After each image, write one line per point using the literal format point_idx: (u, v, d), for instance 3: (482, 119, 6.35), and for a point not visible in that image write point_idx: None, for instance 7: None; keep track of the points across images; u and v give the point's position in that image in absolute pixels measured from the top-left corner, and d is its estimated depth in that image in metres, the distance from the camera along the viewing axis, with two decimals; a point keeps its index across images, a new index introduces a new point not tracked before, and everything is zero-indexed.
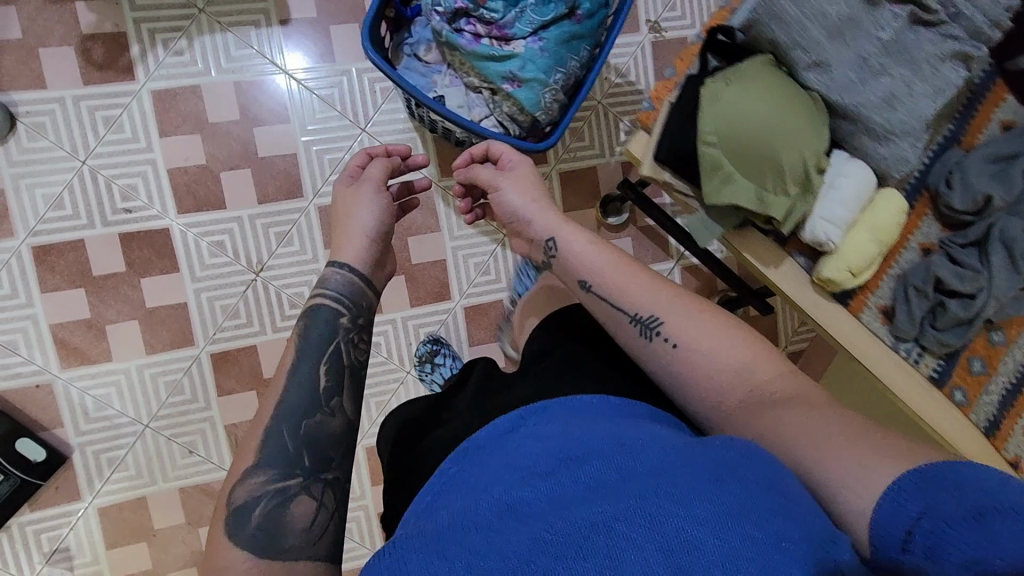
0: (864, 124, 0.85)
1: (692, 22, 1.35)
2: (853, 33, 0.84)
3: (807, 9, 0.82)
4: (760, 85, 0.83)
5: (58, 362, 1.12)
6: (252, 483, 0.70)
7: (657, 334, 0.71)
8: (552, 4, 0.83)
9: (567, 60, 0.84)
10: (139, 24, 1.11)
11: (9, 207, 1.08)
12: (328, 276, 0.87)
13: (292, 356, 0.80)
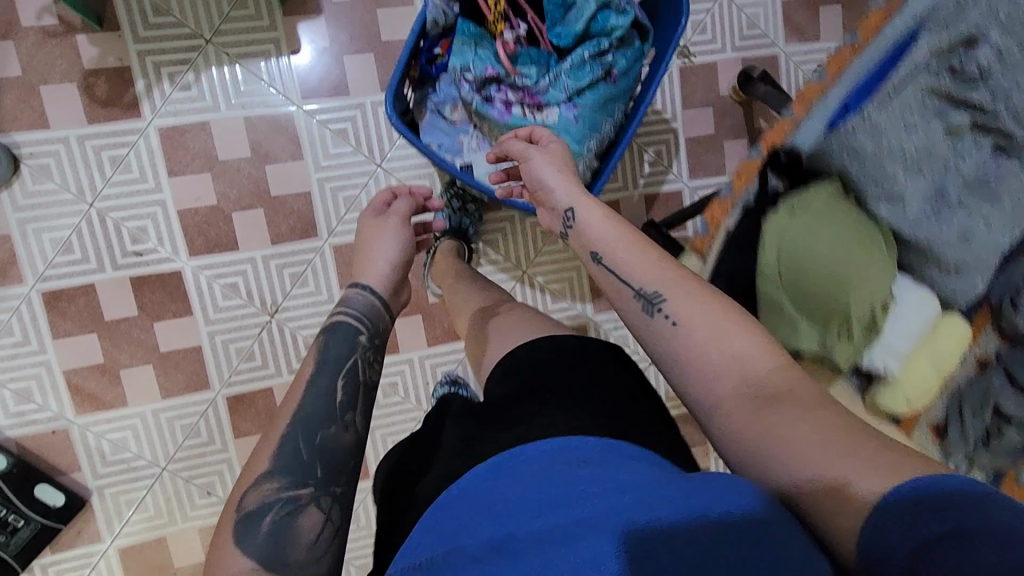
0: (935, 258, 0.82)
1: (724, 45, 1.28)
2: (930, 164, 0.81)
3: (881, 143, 0.81)
4: (824, 218, 0.81)
5: (73, 407, 1.11)
6: (265, 490, 0.68)
7: (659, 311, 0.63)
8: (587, 68, 0.79)
9: (602, 125, 0.80)
10: (144, 57, 1.05)
11: (17, 253, 1.05)
12: (350, 298, 0.85)
13: (309, 369, 0.77)
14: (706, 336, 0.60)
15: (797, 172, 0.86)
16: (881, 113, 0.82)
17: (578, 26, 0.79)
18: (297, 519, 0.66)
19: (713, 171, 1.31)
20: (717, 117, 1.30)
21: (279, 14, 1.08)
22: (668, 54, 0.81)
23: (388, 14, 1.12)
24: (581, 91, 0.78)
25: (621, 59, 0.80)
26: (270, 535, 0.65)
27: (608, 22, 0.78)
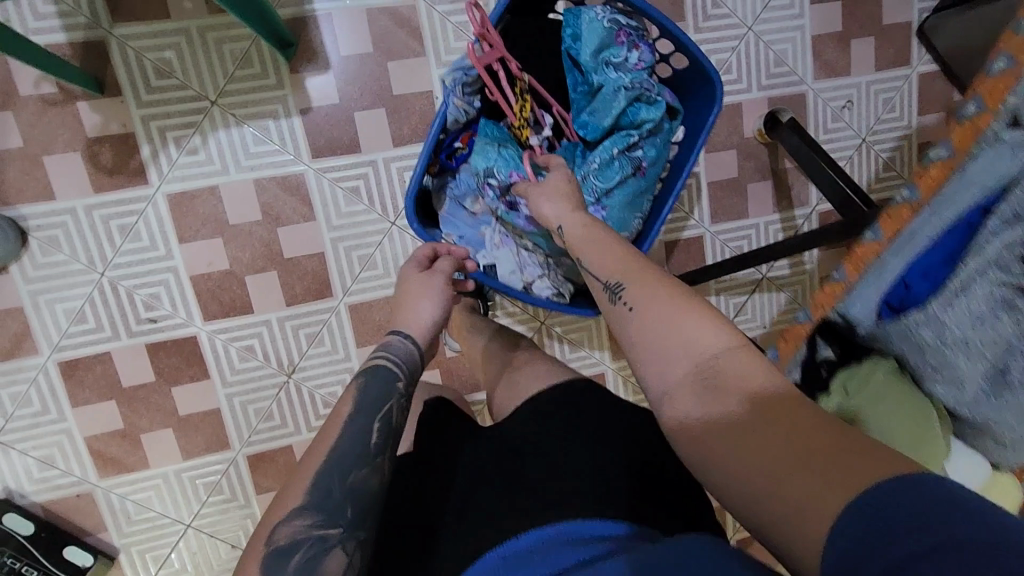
0: (991, 433, 0.71)
1: (749, 83, 1.22)
2: (1004, 349, 0.65)
3: (952, 335, 0.65)
4: (891, 396, 0.68)
5: (96, 471, 1.12)
6: (296, 525, 0.58)
7: (620, 298, 0.59)
8: (615, 165, 0.75)
9: (631, 221, 0.77)
10: (148, 122, 1.01)
11: (31, 325, 1.04)
12: (390, 342, 0.72)
13: (347, 410, 0.66)
14: (663, 329, 0.55)
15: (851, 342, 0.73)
16: (953, 303, 0.65)
17: (606, 119, 0.75)
18: (323, 559, 0.57)
19: (735, 215, 1.28)
20: (741, 160, 1.26)
21: (285, 71, 1.04)
22: (700, 143, 0.77)
23: (399, 67, 1.07)
24: (609, 189, 0.75)
25: (650, 149, 0.76)
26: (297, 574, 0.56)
27: (639, 115, 0.75)
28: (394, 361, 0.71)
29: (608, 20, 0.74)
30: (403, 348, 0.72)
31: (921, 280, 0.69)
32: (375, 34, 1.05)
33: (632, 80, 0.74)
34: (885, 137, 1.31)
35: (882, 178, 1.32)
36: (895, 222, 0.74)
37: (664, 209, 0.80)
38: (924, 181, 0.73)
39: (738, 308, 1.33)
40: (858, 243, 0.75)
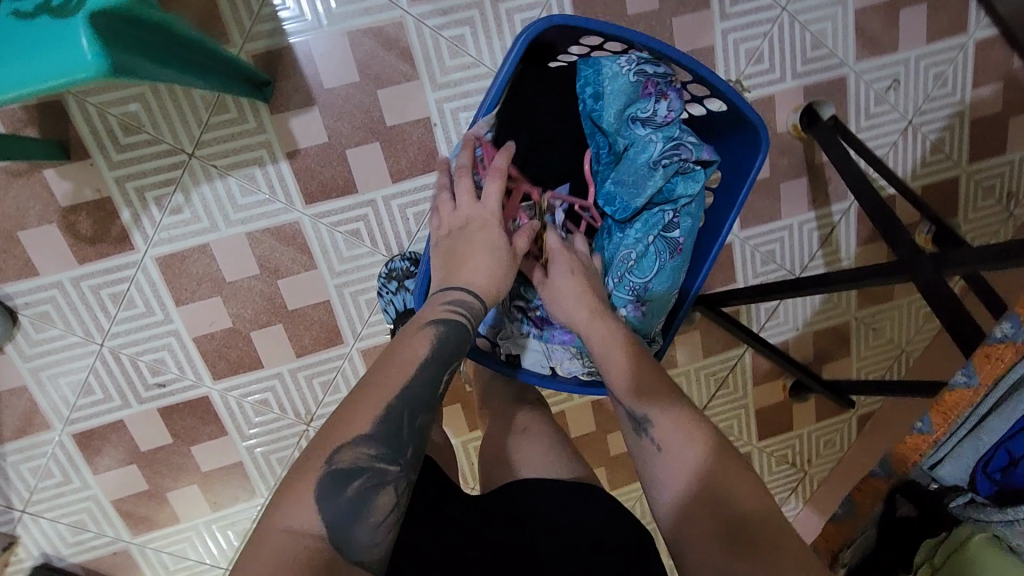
0: None
1: (783, 72, 1.09)
2: None
3: None
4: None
5: (128, 530, 1.11)
6: (363, 451, 0.48)
7: (645, 431, 0.60)
8: (650, 256, 0.70)
9: (669, 302, 0.73)
10: (123, 184, 0.93)
11: (38, 402, 1.01)
12: (459, 297, 0.58)
13: (423, 352, 0.54)
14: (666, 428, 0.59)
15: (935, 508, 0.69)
16: None
17: (632, 193, 0.71)
18: (375, 498, 0.48)
19: (767, 217, 1.17)
20: (774, 158, 1.14)
21: (265, 113, 0.94)
22: (738, 207, 0.69)
23: (391, 95, 0.96)
24: (646, 279, 0.70)
25: (686, 223, 0.70)
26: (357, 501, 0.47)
27: (671, 186, 0.70)
28: (468, 310, 0.58)
29: (633, 73, 0.68)
30: (472, 295, 0.59)
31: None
32: (361, 60, 0.94)
33: (664, 146, 0.68)
34: (934, 117, 1.17)
35: (928, 162, 1.19)
36: (998, 366, 0.61)
37: (698, 280, 0.75)
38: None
39: (769, 312, 1.27)
40: (948, 389, 0.65)
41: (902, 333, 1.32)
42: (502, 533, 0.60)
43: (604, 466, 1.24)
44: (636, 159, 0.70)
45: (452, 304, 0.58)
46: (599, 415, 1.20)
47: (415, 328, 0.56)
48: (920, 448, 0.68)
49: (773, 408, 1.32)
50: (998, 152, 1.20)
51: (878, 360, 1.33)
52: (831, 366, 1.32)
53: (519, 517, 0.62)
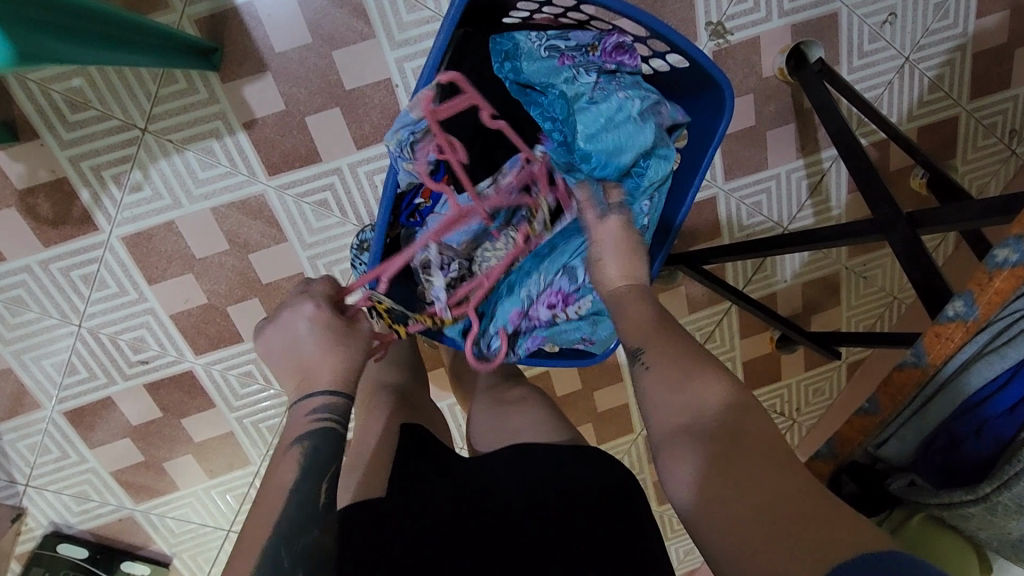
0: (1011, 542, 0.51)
1: (767, 12, 1.03)
2: None
3: None
4: None
5: (130, 498, 1.15)
6: None
7: (639, 361, 0.57)
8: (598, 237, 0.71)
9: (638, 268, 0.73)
10: (79, 164, 0.91)
11: (26, 383, 1.04)
12: (313, 403, 0.55)
13: (286, 476, 0.51)
14: (664, 397, 0.53)
15: (879, 488, 0.58)
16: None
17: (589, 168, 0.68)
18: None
19: (753, 167, 1.12)
20: (759, 105, 1.08)
21: (216, 82, 0.90)
22: (702, 169, 0.69)
23: (348, 56, 0.91)
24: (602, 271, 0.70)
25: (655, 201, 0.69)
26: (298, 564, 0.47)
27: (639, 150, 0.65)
28: (338, 412, 0.55)
29: (544, 48, 0.65)
30: (332, 395, 0.55)
31: (976, 437, 0.52)
32: (312, 21, 0.89)
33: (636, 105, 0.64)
34: (934, 52, 1.09)
35: (926, 102, 1.12)
36: (948, 347, 0.52)
37: (683, 209, 0.72)
38: (985, 297, 0.49)
39: (757, 265, 1.24)
40: (897, 368, 0.55)
41: (893, 281, 1.28)
42: (479, 506, 0.58)
43: (592, 422, 1.25)
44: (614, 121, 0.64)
45: (314, 413, 0.55)
46: (585, 372, 1.20)
47: (283, 448, 0.53)
48: (865, 430, 0.58)
49: (761, 360, 1.31)
50: (1002, 86, 1.12)
51: (869, 309, 1.30)
52: (821, 317, 1.30)
53: (496, 499, 0.58)
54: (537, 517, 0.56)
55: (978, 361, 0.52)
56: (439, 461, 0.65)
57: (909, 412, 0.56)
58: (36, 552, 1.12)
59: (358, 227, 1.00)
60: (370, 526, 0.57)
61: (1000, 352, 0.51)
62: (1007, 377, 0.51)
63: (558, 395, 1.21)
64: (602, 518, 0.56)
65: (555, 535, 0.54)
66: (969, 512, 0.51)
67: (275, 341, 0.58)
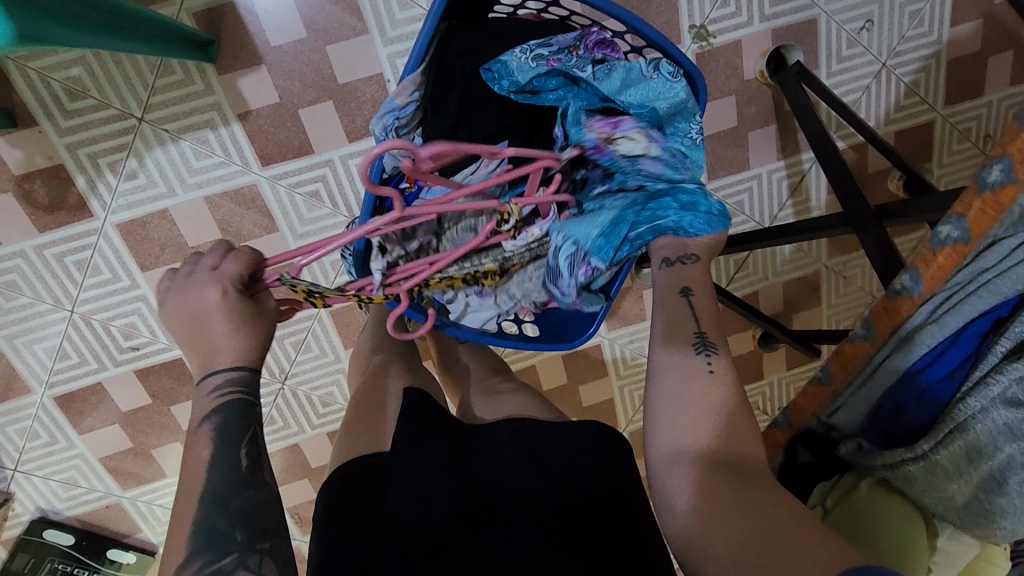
0: (963, 512, 0.53)
1: (749, 17, 1.06)
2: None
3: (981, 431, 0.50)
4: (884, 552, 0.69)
5: (118, 485, 1.16)
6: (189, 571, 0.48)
7: (705, 355, 0.56)
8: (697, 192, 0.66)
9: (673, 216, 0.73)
10: (75, 151, 0.93)
11: (17, 368, 1.05)
12: (219, 384, 0.55)
13: None
14: (686, 414, 0.53)
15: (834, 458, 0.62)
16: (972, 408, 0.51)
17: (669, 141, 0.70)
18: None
19: (735, 167, 1.16)
20: (741, 106, 1.12)
21: (212, 74, 0.92)
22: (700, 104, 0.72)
23: (342, 51, 0.94)
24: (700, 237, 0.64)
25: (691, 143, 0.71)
26: (233, 521, 0.50)
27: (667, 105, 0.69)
28: (243, 385, 0.56)
29: (533, 59, 0.66)
30: (234, 370, 0.55)
31: (916, 404, 0.56)
32: (307, 15, 0.91)
33: (643, 67, 0.67)
34: (909, 58, 1.13)
35: (903, 107, 1.15)
36: (895, 319, 0.55)
37: None
38: (930, 272, 0.52)
39: (739, 263, 1.27)
40: (846, 340, 0.58)
41: (873, 282, 1.32)
42: (448, 479, 0.57)
43: (577, 416, 1.27)
44: (629, 84, 0.67)
45: (218, 390, 0.55)
46: (572, 366, 1.22)
47: (194, 428, 0.55)
48: (820, 399, 0.61)
49: (744, 357, 1.34)
50: (976, 93, 1.16)
51: (849, 308, 1.33)
52: (801, 316, 1.33)
53: (470, 473, 0.58)
54: (513, 490, 0.56)
55: (921, 332, 0.55)
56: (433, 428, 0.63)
57: (857, 382, 0.59)
58: (23, 537, 1.13)
59: (348, 218, 1.02)
60: (357, 502, 0.56)
61: (939, 323, 0.54)
62: (946, 345, 0.54)
63: (544, 388, 1.23)
64: (570, 485, 0.56)
65: (521, 504, 0.55)
66: (911, 474, 0.54)
67: (177, 309, 0.55)
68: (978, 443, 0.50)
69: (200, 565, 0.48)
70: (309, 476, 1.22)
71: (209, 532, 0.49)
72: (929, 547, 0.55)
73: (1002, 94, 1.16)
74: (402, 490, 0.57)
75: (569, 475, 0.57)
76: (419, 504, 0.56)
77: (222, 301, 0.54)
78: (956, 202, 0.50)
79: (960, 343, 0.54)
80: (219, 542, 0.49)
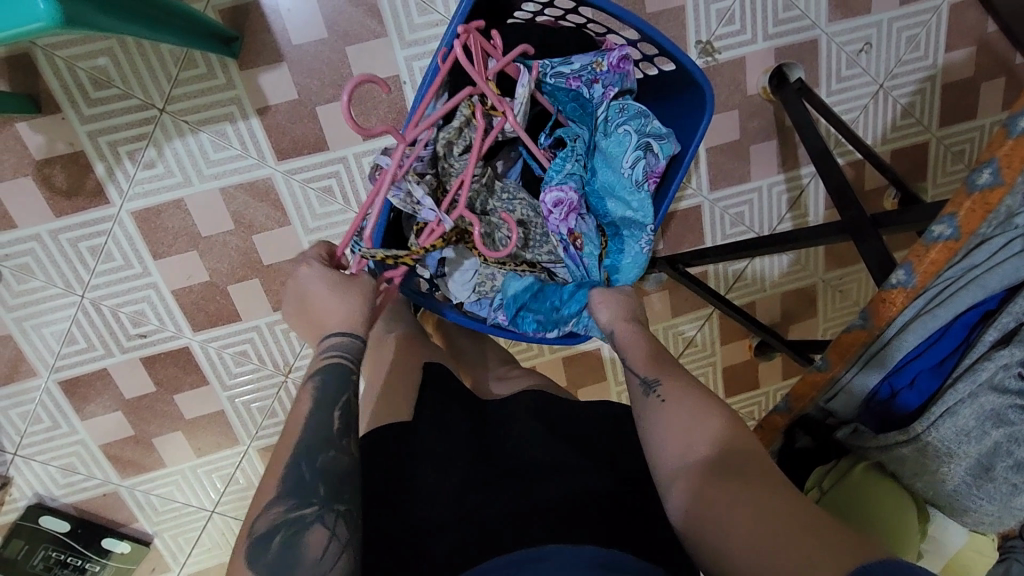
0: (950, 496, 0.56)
1: (753, 35, 1.10)
2: (1012, 433, 0.54)
3: (971, 413, 0.53)
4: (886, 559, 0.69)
5: (117, 473, 1.17)
6: (275, 512, 0.51)
7: (653, 390, 0.60)
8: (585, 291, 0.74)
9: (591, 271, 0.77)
10: (96, 138, 0.95)
11: (24, 351, 1.06)
12: (330, 345, 0.60)
13: (307, 408, 0.57)
14: (680, 429, 0.55)
15: (829, 440, 0.65)
16: (964, 394, 0.53)
17: (636, 254, 0.76)
18: (303, 538, 0.50)
19: (737, 179, 1.19)
20: (744, 120, 1.15)
21: (234, 69, 0.95)
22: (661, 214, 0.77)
23: (360, 52, 0.97)
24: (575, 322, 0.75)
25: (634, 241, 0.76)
26: (318, 475, 0.53)
27: (633, 181, 0.73)
28: (348, 349, 0.60)
29: (551, 76, 0.73)
30: (341, 334, 0.60)
31: (910, 388, 0.59)
32: (329, 16, 0.95)
33: (627, 157, 0.72)
34: (906, 80, 1.17)
35: (899, 127, 1.20)
36: (890, 311, 0.55)
37: (666, 203, 0.77)
38: (922, 267, 0.53)
39: (737, 274, 1.30)
40: (844, 330, 0.58)
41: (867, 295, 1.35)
42: (471, 467, 0.60)
43: None
44: (612, 150, 0.73)
45: (327, 351, 0.60)
46: (572, 369, 1.24)
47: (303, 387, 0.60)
48: (818, 386, 0.61)
49: (740, 367, 1.36)
50: (968, 117, 1.20)
51: (844, 320, 1.36)
52: (797, 327, 1.36)
53: (487, 453, 0.62)
54: (530, 454, 0.61)
55: (915, 322, 0.57)
56: (449, 412, 0.67)
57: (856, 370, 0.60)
58: (18, 523, 1.13)
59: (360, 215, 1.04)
60: (380, 475, 0.60)
61: (933, 313, 0.57)
62: (937, 336, 0.58)
63: None
64: (588, 456, 0.61)
65: (547, 470, 0.59)
66: (903, 455, 0.57)
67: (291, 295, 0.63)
68: (967, 424, 0.53)
69: (285, 507, 0.51)
70: None
71: (296, 480, 0.52)
72: (919, 531, 0.57)
73: (994, 118, 1.21)
74: (430, 465, 0.60)
75: (583, 456, 0.61)
76: (436, 478, 0.59)
77: (315, 273, 0.62)
78: (948, 204, 0.52)
79: (951, 333, 0.58)
80: (303, 492, 0.52)
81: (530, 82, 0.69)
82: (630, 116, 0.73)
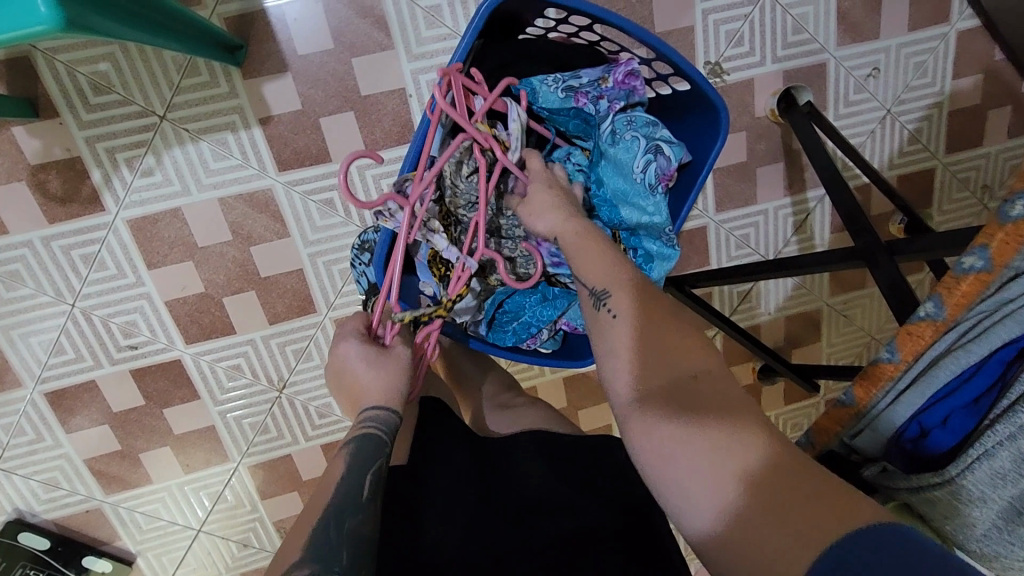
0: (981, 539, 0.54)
1: (762, 57, 1.10)
2: None
3: (1010, 457, 0.50)
4: None
5: (101, 489, 1.13)
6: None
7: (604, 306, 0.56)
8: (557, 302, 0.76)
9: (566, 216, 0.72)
10: (93, 144, 0.93)
11: (10, 361, 1.03)
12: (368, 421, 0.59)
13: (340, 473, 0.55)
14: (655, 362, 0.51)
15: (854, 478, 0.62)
16: (1005, 439, 0.50)
17: (656, 250, 0.75)
18: None
19: (742, 201, 1.18)
20: (751, 142, 1.14)
21: (236, 78, 0.93)
22: (679, 217, 0.76)
23: (367, 64, 0.95)
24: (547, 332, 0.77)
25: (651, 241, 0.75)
26: (344, 540, 0.50)
27: (644, 185, 0.71)
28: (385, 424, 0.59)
29: (561, 90, 0.71)
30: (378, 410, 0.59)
31: (941, 428, 0.57)
32: (335, 27, 0.93)
33: (638, 163, 0.70)
34: (914, 107, 1.17)
35: (906, 153, 1.19)
36: (919, 343, 0.56)
37: (686, 208, 0.76)
38: (953, 298, 0.53)
39: (742, 295, 1.28)
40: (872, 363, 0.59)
41: (873, 321, 1.33)
42: (473, 508, 0.59)
43: None
44: (620, 157, 0.71)
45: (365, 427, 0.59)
46: (572, 391, 1.22)
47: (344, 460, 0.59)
48: (842, 421, 0.61)
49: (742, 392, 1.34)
50: (975, 144, 1.20)
51: (849, 347, 1.34)
52: (801, 352, 1.34)
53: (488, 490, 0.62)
54: (535, 493, 0.61)
55: (945, 358, 0.56)
56: (450, 448, 0.66)
57: (885, 404, 0.59)
58: None
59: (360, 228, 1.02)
60: (394, 506, 0.59)
61: (966, 347, 0.55)
62: (970, 373, 0.55)
63: None
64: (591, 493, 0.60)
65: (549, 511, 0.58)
66: (935, 497, 0.54)
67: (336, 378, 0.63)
68: (1006, 468, 0.51)
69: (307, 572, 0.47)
70: (299, 489, 1.19)
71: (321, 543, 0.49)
72: None
73: (1000, 147, 1.20)
74: (439, 506, 0.59)
75: (587, 495, 0.60)
76: (445, 516, 0.58)
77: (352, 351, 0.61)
78: (980, 233, 0.52)
79: (986, 369, 0.55)
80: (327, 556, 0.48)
81: (519, 115, 0.67)
82: (636, 121, 0.71)
